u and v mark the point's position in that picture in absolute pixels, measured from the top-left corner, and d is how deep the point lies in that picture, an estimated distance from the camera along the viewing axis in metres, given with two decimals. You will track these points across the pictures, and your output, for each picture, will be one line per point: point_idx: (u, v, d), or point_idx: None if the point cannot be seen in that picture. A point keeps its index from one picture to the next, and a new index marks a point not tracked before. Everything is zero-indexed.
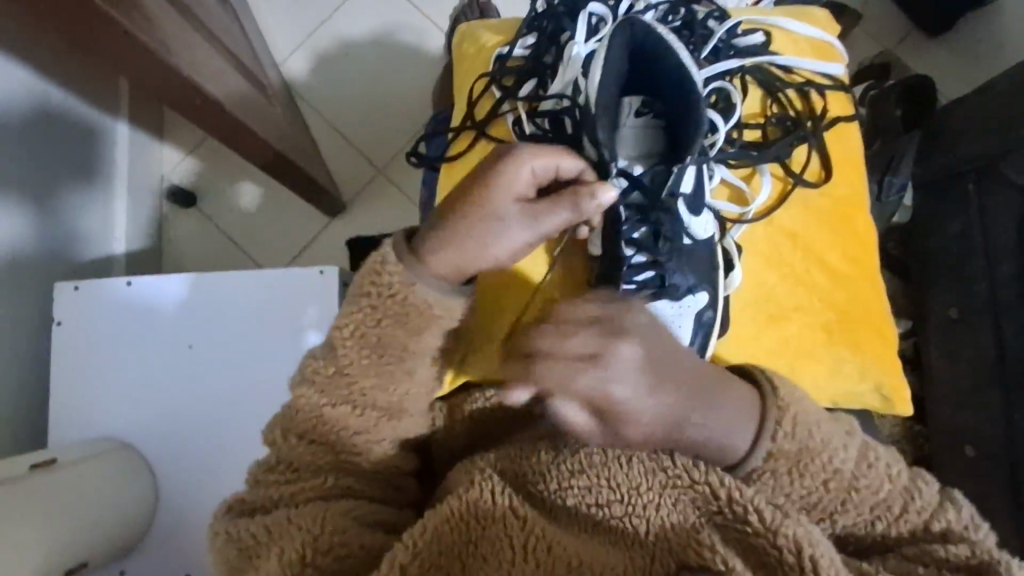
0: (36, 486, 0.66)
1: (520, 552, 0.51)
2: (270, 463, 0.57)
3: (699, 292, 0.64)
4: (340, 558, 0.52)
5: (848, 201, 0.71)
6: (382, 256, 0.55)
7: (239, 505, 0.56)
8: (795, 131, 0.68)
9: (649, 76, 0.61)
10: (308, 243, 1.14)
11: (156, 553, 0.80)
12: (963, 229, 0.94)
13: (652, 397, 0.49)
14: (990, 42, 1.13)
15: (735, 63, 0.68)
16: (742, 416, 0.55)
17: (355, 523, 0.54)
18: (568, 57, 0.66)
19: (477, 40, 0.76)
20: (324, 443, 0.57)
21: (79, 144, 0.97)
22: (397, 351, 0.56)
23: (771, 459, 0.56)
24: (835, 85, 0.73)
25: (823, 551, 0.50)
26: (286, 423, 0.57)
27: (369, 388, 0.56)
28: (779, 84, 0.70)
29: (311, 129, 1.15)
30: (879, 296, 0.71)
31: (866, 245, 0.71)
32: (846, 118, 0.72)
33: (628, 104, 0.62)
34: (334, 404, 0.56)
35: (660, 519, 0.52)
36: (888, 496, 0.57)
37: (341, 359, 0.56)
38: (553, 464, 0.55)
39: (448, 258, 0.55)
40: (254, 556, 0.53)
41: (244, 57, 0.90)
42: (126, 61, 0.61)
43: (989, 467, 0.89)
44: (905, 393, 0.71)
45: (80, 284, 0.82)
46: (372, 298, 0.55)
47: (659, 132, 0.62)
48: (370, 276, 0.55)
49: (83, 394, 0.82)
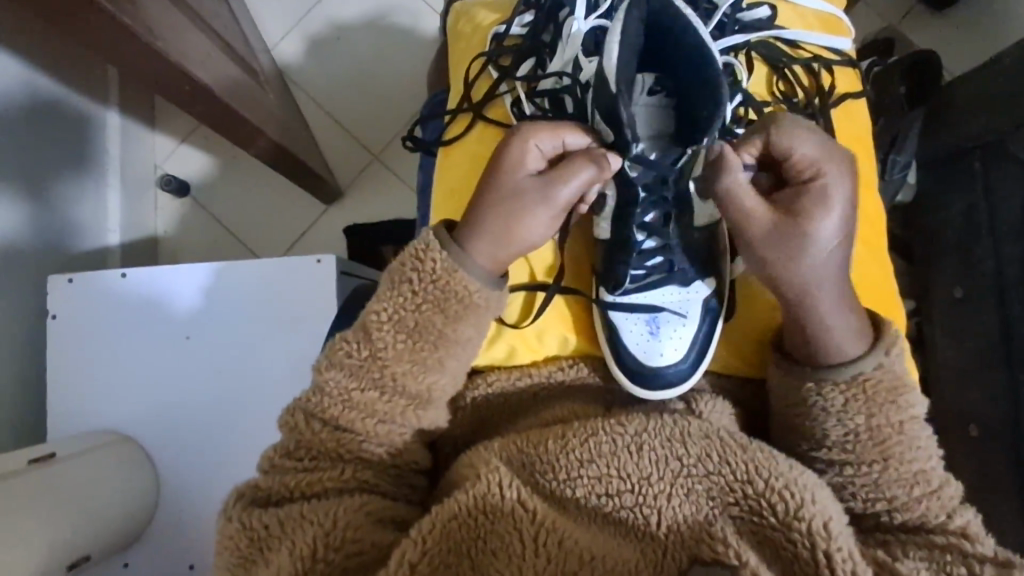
0: (34, 482, 0.65)
1: (531, 546, 0.50)
2: (289, 448, 0.57)
3: (707, 278, 0.66)
4: (351, 554, 0.51)
5: (856, 179, 0.70)
6: (424, 243, 0.56)
7: (252, 492, 0.55)
8: (802, 109, 0.68)
9: (664, 53, 0.59)
10: (305, 230, 1.12)
11: (161, 545, 0.80)
12: (968, 208, 0.93)
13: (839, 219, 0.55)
14: (997, 17, 1.11)
15: (741, 39, 0.67)
16: (856, 328, 0.57)
17: (368, 519, 0.53)
18: (568, 34, 0.64)
19: (473, 19, 0.74)
20: (348, 429, 0.56)
21: (70, 133, 0.95)
22: (434, 336, 0.56)
23: (882, 371, 0.56)
24: (843, 60, 0.72)
25: (840, 546, 0.49)
26: (308, 408, 0.57)
27: (401, 374, 0.56)
28: (785, 60, 0.69)
29: (303, 113, 1.13)
30: (887, 275, 0.70)
31: (873, 222, 0.70)
32: (855, 94, 0.71)
33: (641, 81, 0.61)
34: (363, 388, 0.56)
35: (672, 511, 0.52)
36: (846, 405, 0.56)
37: (376, 343, 0.56)
38: (563, 454, 0.54)
39: (488, 246, 0.56)
40: (264, 548, 0.52)
41: (236, 43, 0.89)
42: (113, 46, 0.59)
43: (993, 447, 0.88)
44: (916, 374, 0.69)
45: (73, 276, 0.81)
46: (413, 285, 0.56)
47: (670, 111, 0.62)
48: (411, 261, 0.56)
49: (80, 388, 0.81)
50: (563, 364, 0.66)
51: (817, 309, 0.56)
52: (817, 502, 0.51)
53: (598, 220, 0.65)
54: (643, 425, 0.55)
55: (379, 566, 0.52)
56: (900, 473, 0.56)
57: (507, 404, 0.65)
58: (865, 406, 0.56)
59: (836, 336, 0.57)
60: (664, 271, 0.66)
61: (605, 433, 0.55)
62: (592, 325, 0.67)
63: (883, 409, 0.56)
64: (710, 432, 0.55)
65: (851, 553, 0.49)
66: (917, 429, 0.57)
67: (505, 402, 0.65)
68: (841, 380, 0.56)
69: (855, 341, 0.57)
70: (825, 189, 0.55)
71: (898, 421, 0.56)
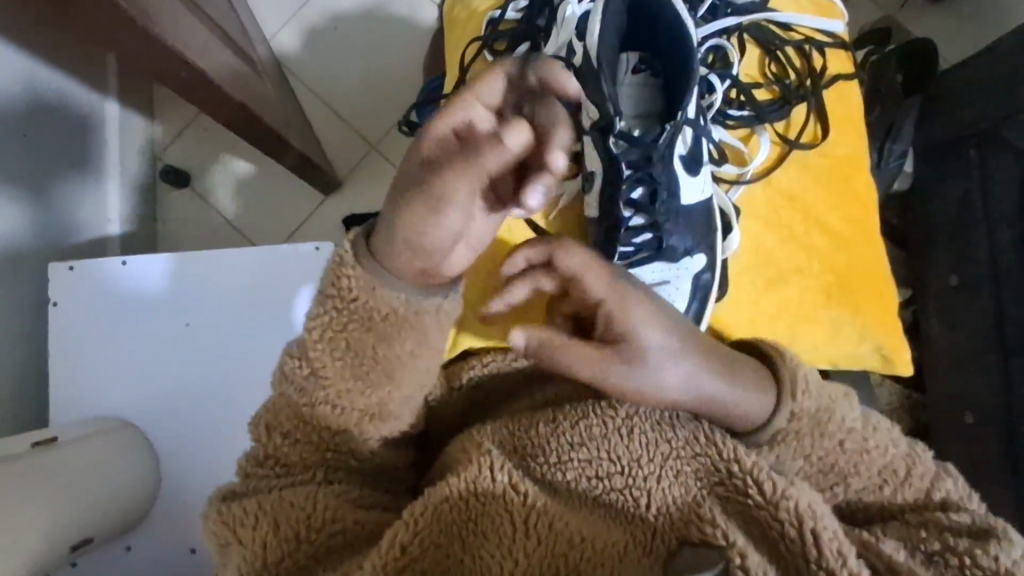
0: (40, 466, 0.66)
1: (520, 527, 0.50)
2: (259, 457, 0.56)
3: (696, 254, 0.68)
4: (334, 534, 0.52)
5: (847, 161, 0.76)
6: (341, 256, 0.52)
7: (233, 495, 0.55)
8: (795, 91, 0.74)
9: (648, 33, 0.63)
10: (304, 220, 1.13)
11: (162, 530, 0.81)
12: (963, 196, 0.94)
13: (647, 339, 0.53)
14: (992, 7, 1.11)
15: (733, 22, 0.72)
16: None
17: (349, 503, 0.55)
18: (563, 17, 0.65)
19: (469, 5, 0.75)
20: (308, 441, 0.56)
21: (71, 123, 0.95)
22: (370, 355, 0.53)
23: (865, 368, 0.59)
24: (835, 43, 0.78)
25: (826, 525, 0.50)
26: (270, 420, 0.56)
27: (346, 391, 0.54)
28: (778, 43, 0.75)
29: (302, 103, 1.13)
30: (879, 257, 0.76)
31: (864, 205, 0.76)
32: (847, 75, 0.78)
33: (627, 60, 0.65)
34: (313, 403, 0.54)
35: (662, 492, 0.52)
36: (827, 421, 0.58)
37: (313, 362, 0.53)
38: (553, 437, 0.56)
39: (406, 259, 0.51)
40: (238, 529, 0.52)
41: (234, 33, 0.89)
42: (111, 30, 0.59)
43: (988, 433, 0.89)
44: (904, 353, 0.77)
45: (74, 264, 0.82)
46: (336, 302, 0.52)
47: (657, 90, 0.65)
48: (331, 279, 0.52)
49: (77, 376, 0.81)
50: None
51: (701, 395, 0.55)
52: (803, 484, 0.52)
53: (588, 199, 0.67)
54: (634, 408, 0.56)
55: (365, 544, 0.53)
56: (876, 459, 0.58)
57: (503, 387, 0.66)
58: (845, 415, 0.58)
59: (734, 402, 0.56)
60: (654, 250, 0.67)
61: (595, 416, 0.56)
62: None
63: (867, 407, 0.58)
64: (697, 415, 0.57)
65: (836, 534, 0.50)
66: None
67: (500, 381, 0.66)
68: (763, 440, 0.58)
69: (757, 398, 0.57)
70: (610, 322, 0.53)
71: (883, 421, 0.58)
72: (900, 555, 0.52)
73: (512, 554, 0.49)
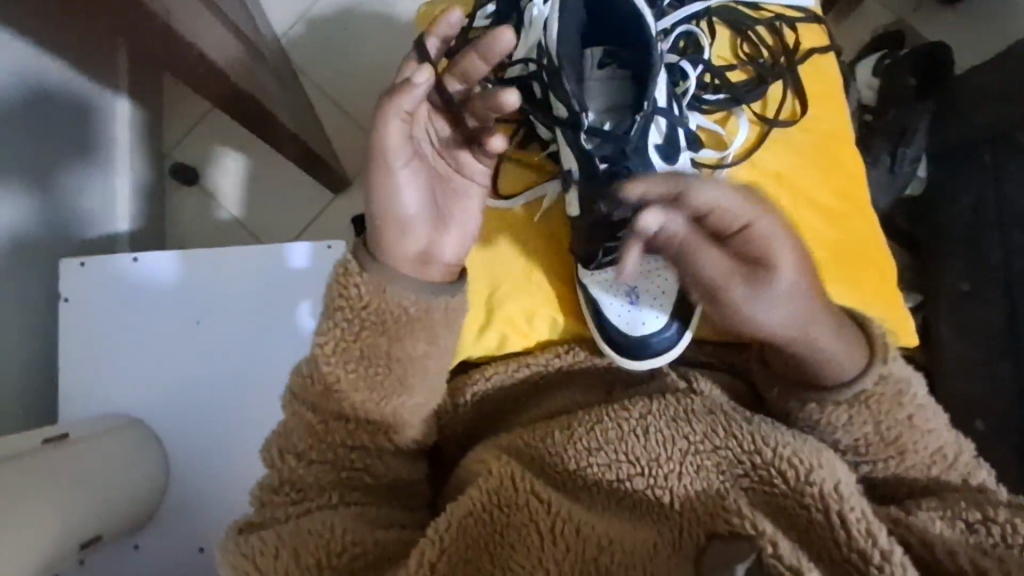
0: (50, 460, 0.65)
1: (548, 537, 0.49)
2: (274, 485, 0.56)
3: None
4: (353, 557, 0.51)
5: (831, 134, 0.75)
6: (345, 265, 0.54)
7: (248, 528, 0.54)
8: (769, 68, 0.75)
9: (610, 25, 0.64)
10: (305, 228, 1.13)
11: (170, 531, 0.80)
12: (978, 199, 0.93)
13: (786, 265, 0.53)
14: (1004, 11, 1.11)
15: (701, 7, 0.75)
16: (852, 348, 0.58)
17: (366, 523, 0.53)
18: (529, 20, 0.67)
19: (434, 13, 0.79)
20: (323, 462, 0.56)
21: (79, 117, 0.94)
22: (383, 360, 0.54)
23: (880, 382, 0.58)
24: (807, 18, 0.79)
25: (852, 507, 0.49)
26: (283, 444, 0.57)
27: (361, 404, 0.55)
28: (747, 23, 0.77)
29: (314, 105, 1.13)
30: (872, 230, 0.74)
31: (854, 180, 0.75)
32: (821, 48, 0.78)
33: (592, 56, 0.66)
34: (327, 420, 0.56)
35: (684, 488, 0.52)
36: (851, 420, 0.58)
37: (328, 378, 0.54)
38: (569, 444, 0.55)
39: (396, 243, 0.54)
40: (257, 557, 0.50)
41: (246, 29, 0.89)
42: (128, 23, 0.59)
43: (1002, 439, 0.88)
44: (908, 327, 0.74)
45: (85, 260, 0.81)
46: (345, 312, 0.53)
47: (624, 82, 0.66)
48: (336, 288, 0.53)
49: (88, 371, 0.81)
50: (558, 351, 0.68)
51: (816, 333, 0.56)
52: (824, 467, 0.52)
53: (568, 200, 0.69)
54: (647, 408, 0.56)
55: (383, 564, 0.51)
56: (917, 459, 0.58)
57: (508, 398, 0.66)
58: (872, 415, 0.58)
59: (838, 353, 0.57)
60: None
61: (610, 419, 0.56)
62: (574, 301, 0.71)
63: (894, 413, 0.58)
64: (712, 408, 0.57)
65: (864, 513, 0.49)
66: (926, 419, 0.58)
67: (506, 394, 0.66)
68: (844, 399, 0.58)
69: (852, 353, 0.58)
70: (766, 242, 0.52)
71: (908, 414, 0.58)
72: (933, 526, 0.52)
73: (544, 565, 0.48)
